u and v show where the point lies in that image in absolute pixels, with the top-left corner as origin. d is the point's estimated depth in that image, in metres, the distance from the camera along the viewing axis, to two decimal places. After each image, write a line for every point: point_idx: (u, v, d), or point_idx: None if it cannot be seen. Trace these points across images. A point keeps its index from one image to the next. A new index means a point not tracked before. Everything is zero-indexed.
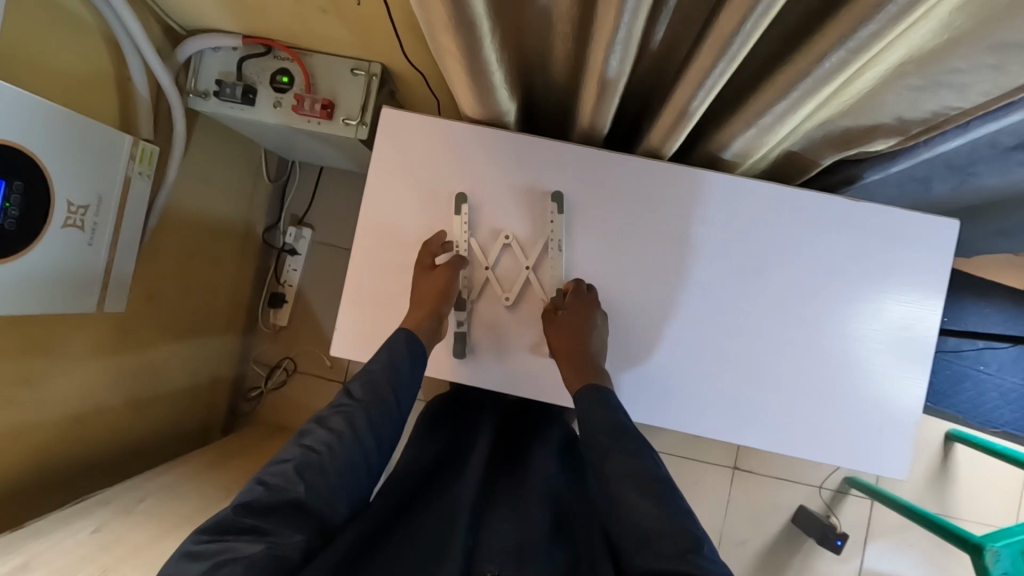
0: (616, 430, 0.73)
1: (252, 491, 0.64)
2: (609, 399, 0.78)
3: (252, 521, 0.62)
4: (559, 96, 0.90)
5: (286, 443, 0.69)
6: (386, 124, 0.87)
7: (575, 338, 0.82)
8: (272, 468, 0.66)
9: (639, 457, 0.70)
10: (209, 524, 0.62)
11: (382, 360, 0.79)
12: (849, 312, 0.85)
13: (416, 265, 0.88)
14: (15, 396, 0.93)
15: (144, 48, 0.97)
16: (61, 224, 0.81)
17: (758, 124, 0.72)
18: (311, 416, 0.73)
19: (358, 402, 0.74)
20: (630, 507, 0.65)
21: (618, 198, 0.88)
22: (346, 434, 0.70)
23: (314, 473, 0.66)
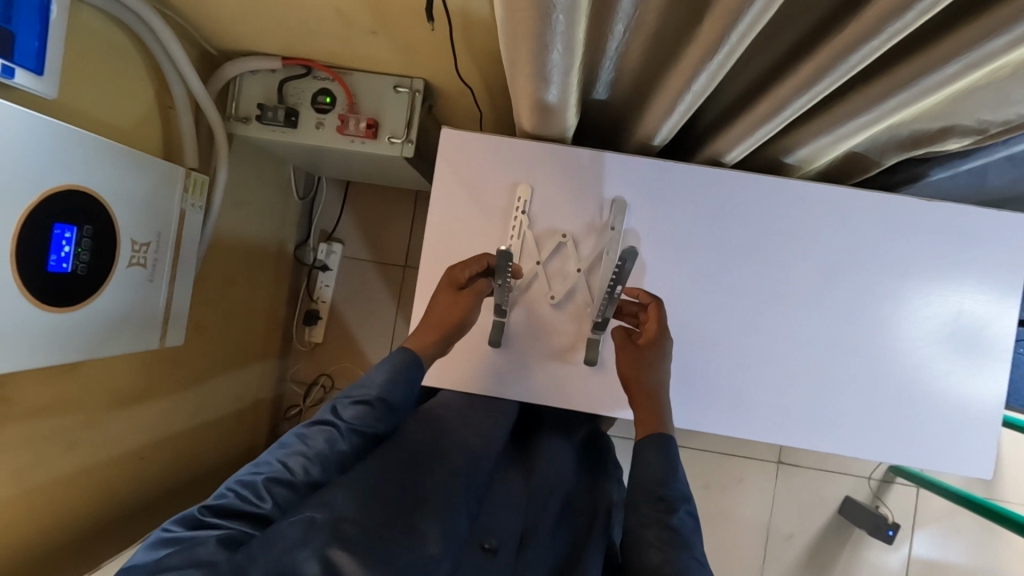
0: (670, 491, 0.73)
1: (222, 496, 0.63)
2: (676, 455, 0.77)
3: (215, 520, 0.62)
4: (617, 106, 0.89)
5: (265, 454, 0.69)
6: (447, 145, 0.86)
7: (641, 377, 0.81)
8: (248, 474, 0.66)
9: (686, 532, 0.69)
10: (181, 514, 0.61)
11: (377, 383, 0.76)
12: (913, 307, 0.86)
13: (447, 278, 0.83)
14: (75, 438, 0.93)
15: (186, 75, 0.95)
16: (127, 263, 0.81)
17: (833, 132, 0.70)
18: (293, 428, 0.72)
19: (344, 424, 0.73)
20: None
21: (681, 203, 0.86)
22: (325, 454, 0.69)
23: (284, 490, 0.66)
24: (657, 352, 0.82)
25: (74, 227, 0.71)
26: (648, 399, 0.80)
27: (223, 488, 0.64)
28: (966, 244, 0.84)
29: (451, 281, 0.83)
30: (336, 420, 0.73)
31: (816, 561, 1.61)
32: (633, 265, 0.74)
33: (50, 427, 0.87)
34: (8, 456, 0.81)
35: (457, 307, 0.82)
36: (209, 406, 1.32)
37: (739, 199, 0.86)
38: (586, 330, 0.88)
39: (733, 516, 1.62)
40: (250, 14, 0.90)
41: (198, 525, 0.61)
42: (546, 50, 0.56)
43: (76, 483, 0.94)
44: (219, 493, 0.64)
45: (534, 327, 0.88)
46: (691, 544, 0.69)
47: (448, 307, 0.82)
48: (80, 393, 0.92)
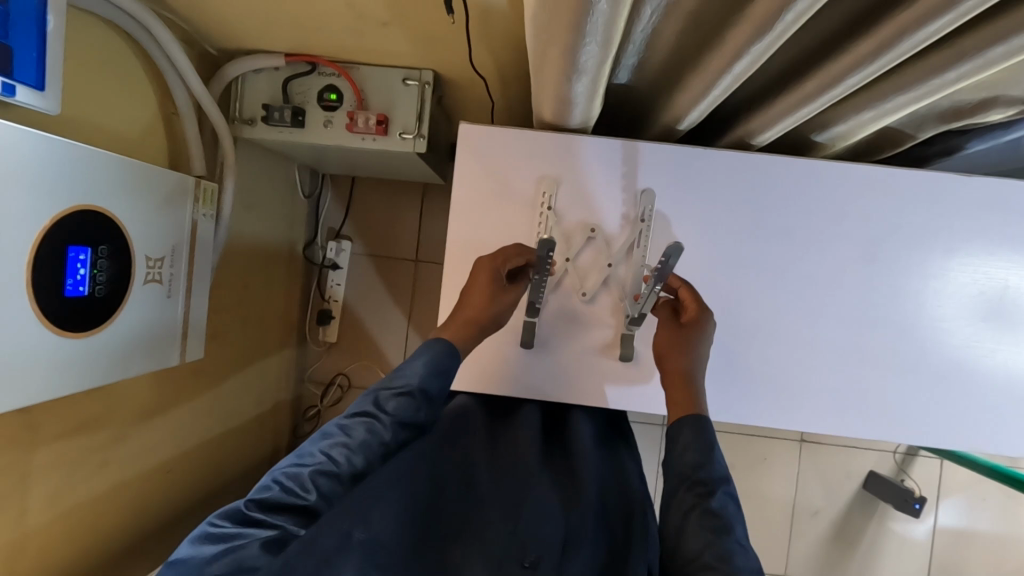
0: (709, 471, 0.69)
1: (267, 490, 0.61)
2: (717, 440, 0.72)
3: (258, 516, 0.59)
4: (641, 90, 0.85)
5: (307, 443, 0.66)
6: (466, 142, 0.82)
7: (676, 357, 0.79)
8: (290, 467, 0.63)
9: (728, 516, 0.65)
10: (224, 510, 0.59)
11: (416, 374, 0.73)
12: (952, 284, 0.85)
13: (487, 271, 0.80)
14: (104, 459, 0.91)
15: (189, 78, 0.92)
16: (143, 281, 0.78)
17: (878, 106, 0.67)
18: (334, 419, 0.69)
19: (386, 414, 0.69)
20: (699, 569, 0.61)
21: (712, 191, 0.84)
22: (368, 445, 0.66)
23: (329, 480, 0.62)
24: (696, 332, 0.80)
25: (88, 249, 0.68)
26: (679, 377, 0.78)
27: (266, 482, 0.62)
28: (1009, 220, 0.83)
29: (495, 270, 0.80)
30: (377, 408, 0.70)
31: (842, 535, 1.62)
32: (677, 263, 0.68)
33: (79, 451, 0.86)
34: (41, 482, 0.79)
35: (500, 305, 0.80)
36: (231, 413, 1.31)
37: (773, 184, 0.83)
38: (619, 327, 0.85)
39: (759, 496, 1.62)
40: (252, 9, 0.85)
41: (242, 520, 0.59)
42: (582, 40, 0.53)
43: (109, 501, 0.93)
44: (262, 486, 0.61)
45: (565, 326, 0.86)
46: (734, 528, 0.64)
47: (488, 300, 0.79)
48: (107, 412, 0.91)
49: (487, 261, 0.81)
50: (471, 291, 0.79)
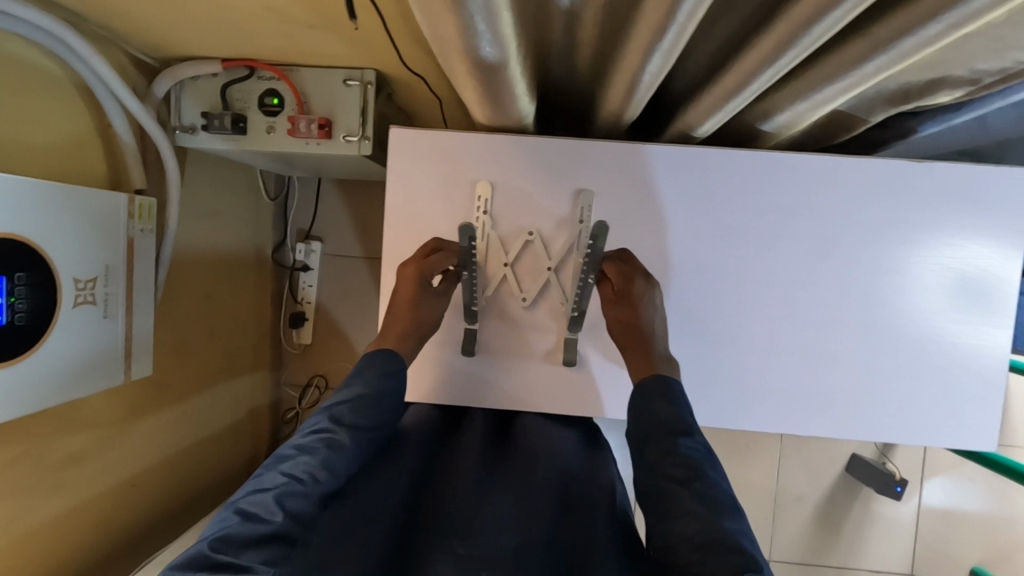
0: (672, 425, 0.69)
1: (228, 526, 0.60)
2: (677, 394, 0.72)
3: (224, 555, 0.57)
4: (579, 84, 0.82)
5: (263, 472, 0.66)
6: (395, 148, 0.80)
7: (626, 333, 0.79)
8: (250, 497, 0.63)
9: (698, 463, 0.65)
10: (180, 561, 0.57)
11: (367, 382, 0.75)
12: (916, 271, 0.82)
13: (410, 274, 0.80)
14: (60, 479, 0.91)
15: (119, 91, 0.90)
16: (71, 304, 0.77)
17: (808, 98, 0.64)
18: (288, 442, 0.69)
19: (343, 425, 0.71)
20: (681, 517, 0.61)
21: (652, 189, 0.81)
22: (331, 458, 0.68)
23: (295, 500, 0.63)
24: (630, 308, 0.79)
25: (3, 278, 0.67)
26: (634, 350, 0.78)
27: (225, 518, 0.61)
28: (967, 204, 0.80)
29: (420, 273, 0.80)
30: (334, 422, 0.71)
31: (826, 520, 1.61)
32: (603, 245, 0.80)
33: (30, 474, 0.85)
34: None
35: (434, 305, 0.82)
36: (204, 422, 1.31)
37: (717, 177, 0.81)
38: (561, 331, 0.84)
39: (742, 484, 1.61)
40: (173, 16, 0.82)
41: (206, 566, 0.56)
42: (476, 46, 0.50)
43: (70, 524, 0.93)
44: (221, 525, 0.60)
45: (506, 332, 0.85)
46: (705, 473, 0.64)
47: (417, 307, 0.81)
48: (58, 433, 0.90)
49: (412, 264, 0.81)
50: (397, 297, 0.80)
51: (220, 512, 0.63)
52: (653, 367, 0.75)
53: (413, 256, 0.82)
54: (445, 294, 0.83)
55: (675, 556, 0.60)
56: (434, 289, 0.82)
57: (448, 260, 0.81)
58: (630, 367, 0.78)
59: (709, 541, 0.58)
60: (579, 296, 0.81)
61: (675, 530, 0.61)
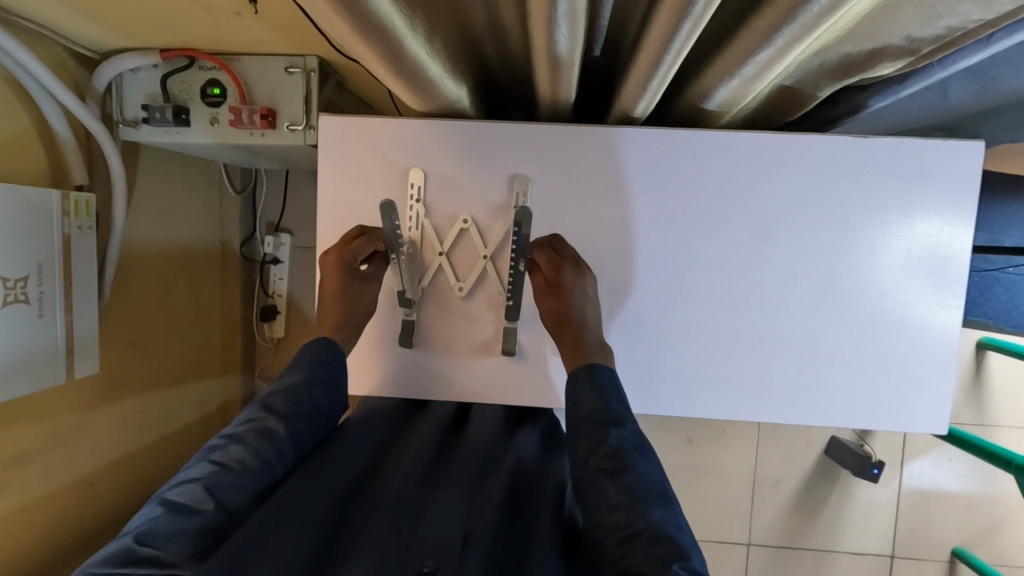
0: (602, 415, 0.71)
1: (152, 517, 0.58)
2: (609, 383, 0.74)
3: (147, 549, 0.55)
4: (515, 66, 0.80)
5: (190, 463, 0.64)
6: (325, 136, 0.78)
7: (555, 321, 0.78)
8: (177, 488, 0.61)
9: (627, 453, 0.68)
10: (98, 556, 0.54)
11: (301, 371, 0.74)
12: (863, 249, 0.80)
13: (333, 262, 0.78)
14: (7, 478, 0.90)
15: (53, 87, 0.88)
16: (1, 304, 0.75)
17: (738, 74, 0.63)
18: (217, 433, 0.67)
19: (276, 413, 0.70)
20: (607, 509, 0.65)
21: (589, 172, 0.79)
22: (263, 447, 0.66)
23: (225, 490, 0.61)
24: (558, 295, 0.77)
25: None
26: (565, 338, 0.78)
27: (149, 511, 0.58)
28: (911, 180, 0.78)
29: (342, 261, 0.78)
30: (266, 411, 0.70)
31: (805, 504, 1.60)
32: (529, 231, 0.79)
33: None
34: None
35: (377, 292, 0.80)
36: (168, 417, 1.30)
37: (657, 159, 0.79)
38: (501, 320, 0.83)
39: (718, 469, 1.60)
40: (98, 6, 0.80)
41: (127, 560, 0.54)
42: (366, 23, 0.48)
43: (20, 523, 0.93)
44: (144, 518, 0.58)
45: (445, 323, 0.83)
46: (633, 464, 0.67)
47: (345, 294, 0.79)
48: (7, 431, 0.90)
49: (333, 253, 0.78)
50: (324, 287, 0.79)
51: (143, 507, 0.60)
52: (584, 357, 0.76)
53: (336, 244, 0.79)
54: (374, 277, 0.81)
55: (603, 546, 0.64)
56: (360, 273, 0.80)
57: (370, 245, 0.79)
58: (564, 357, 0.78)
59: (633, 533, 0.62)
60: (512, 284, 0.80)
61: (602, 522, 0.65)
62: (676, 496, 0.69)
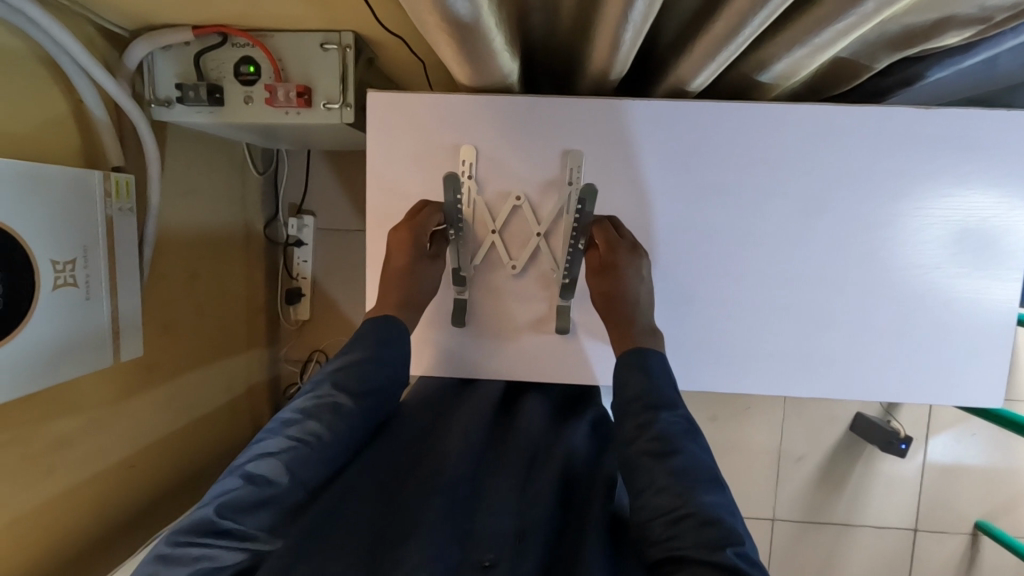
0: (650, 399, 0.70)
1: (232, 490, 0.59)
2: (654, 363, 0.73)
3: (229, 522, 0.57)
4: (562, 38, 0.78)
5: (265, 433, 0.65)
6: (373, 113, 0.77)
7: (609, 306, 0.78)
8: (256, 461, 0.61)
9: (674, 438, 0.66)
10: (184, 525, 0.57)
11: (368, 346, 0.73)
12: (918, 224, 0.79)
13: (403, 238, 0.77)
14: (52, 463, 0.90)
15: (87, 65, 0.86)
16: (51, 287, 0.75)
17: (808, 43, 0.61)
18: (290, 405, 0.67)
19: (346, 390, 0.70)
20: (655, 491, 0.63)
21: (644, 146, 0.78)
22: (335, 425, 0.67)
23: (300, 467, 0.62)
24: (613, 274, 0.76)
25: None
26: (619, 321, 0.77)
27: (229, 482, 0.60)
28: (971, 152, 0.77)
29: (412, 237, 0.77)
30: (336, 387, 0.69)
31: (829, 479, 1.61)
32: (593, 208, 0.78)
33: (25, 455, 0.85)
34: None
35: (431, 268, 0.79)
36: (200, 400, 1.30)
37: (708, 132, 0.78)
38: (554, 299, 0.82)
39: (742, 445, 1.61)
40: None
41: (211, 532, 0.56)
42: None
43: (67, 505, 0.94)
44: (224, 488, 0.59)
45: (497, 301, 0.83)
46: (682, 447, 0.66)
47: (410, 275, 0.78)
48: (50, 417, 0.90)
49: (403, 229, 0.77)
50: (390, 265, 0.78)
51: (223, 474, 0.61)
52: (632, 339, 0.76)
53: (403, 219, 0.79)
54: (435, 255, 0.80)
55: (648, 530, 0.62)
56: (427, 252, 0.79)
57: (437, 216, 0.78)
58: (612, 339, 0.78)
59: (682, 515, 0.60)
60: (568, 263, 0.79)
61: (647, 505, 0.63)
62: (727, 482, 0.66)
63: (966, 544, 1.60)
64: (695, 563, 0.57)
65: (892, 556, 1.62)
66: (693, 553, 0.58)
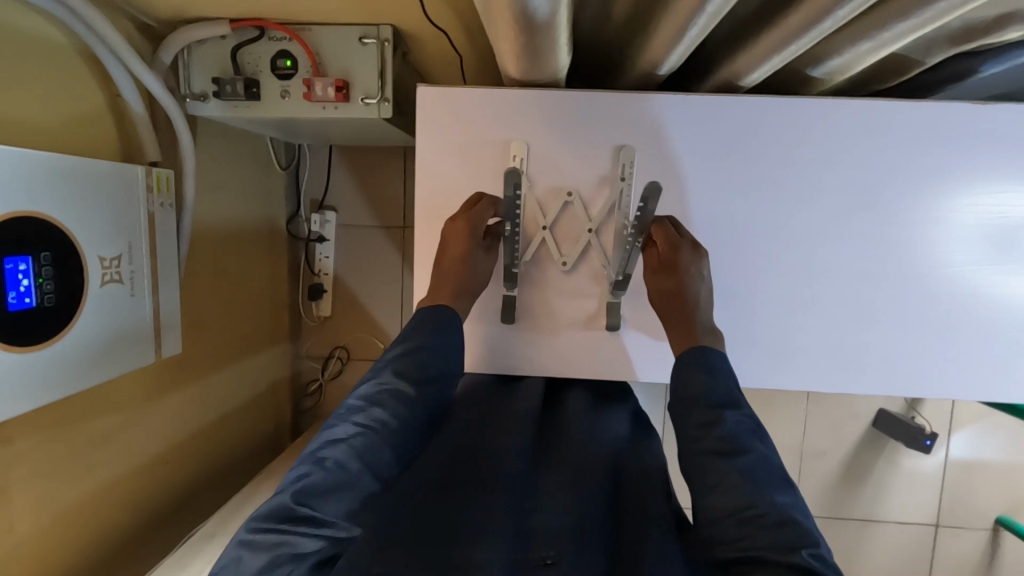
0: (715, 398, 0.70)
1: (307, 477, 0.61)
2: (719, 363, 0.73)
3: (308, 507, 0.59)
4: (611, 33, 0.77)
5: (333, 421, 0.68)
6: (423, 108, 0.76)
7: (669, 304, 0.77)
8: (327, 449, 0.64)
9: (744, 437, 0.67)
10: (264, 511, 0.59)
11: (423, 335, 0.75)
12: (965, 219, 0.80)
13: (461, 228, 0.76)
14: (93, 460, 0.90)
15: (126, 57, 0.84)
16: (99, 283, 0.74)
17: (876, 36, 0.61)
18: (354, 394, 0.70)
19: (407, 379, 0.72)
20: (726, 490, 0.64)
21: (696, 142, 0.78)
22: (398, 412, 0.69)
23: (370, 454, 0.65)
24: (674, 271, 0.76)
25: (28, 258, 0.65)
26: (677, 318, 0.77)
27: (303, 469, 0.62)
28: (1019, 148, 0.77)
29: (470, 228, 0.76)
30: (397, 376, 0.72)
31: (851, 475, 1.61)
32: (654, 206, 0.76)
33: (67, 453, 0.85)
34: (26, 492, 0.78)
35: (480, 264, 0.78)
36: (228, 397, 1.30)
37: (761, 128, 0.78)
38: (604, 295, 0.82)
39: None
40: None
41: (292, 517, 0.58)
42: None
43: (105, 504, 0.93)
44: (300, 476, 0.61)
45: (546, 297, 0.83)
46: (751, 447, 0.67)
47: (464, 270, 0.77)
48: (91, 415, 0.89)
49: (460, 219, 0.76)
50: (447, 253, 0.77)
51: (296, 461, 0.64)
52: (688, 337, 0.75)
53: (459, 210, 0.78)
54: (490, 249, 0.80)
55: (718, 530, 0.63)
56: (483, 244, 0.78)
57: (491, 211, 0.77)
58: (672, 338, 0.78)
59: (755, 514, 0.61)
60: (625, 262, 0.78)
61: (717, 503, 0.63)
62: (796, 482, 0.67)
63: (986, 539, 1.61)
64: (772, 564, 0.58)
65: (914, 551, 1.62)
66: (768, 553, 0.58)
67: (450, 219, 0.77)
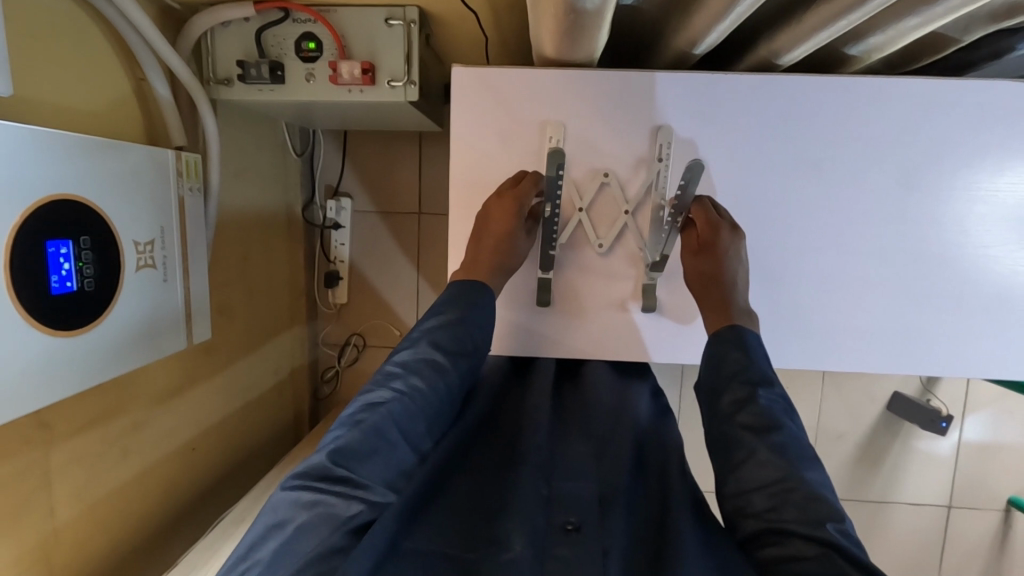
0: (749, 376, 0.71)
1: (344, 438, 0.62)
2: (755, 345, 0.73)
3: (345, 468, 0.60)
4: (646, 12, 0.76)
5: (370, 387, 0.68)
6: (459, 90, 0.76)
7: (708, 286, 0.77)
8: (363, 412, 0.65)
9: (775, 413, 0.67)
10: (302, 469, 0.60)
11: (458, 308, 0.75)
12: (1001, 197, 0.80)
13: (507, 203, 0.76)
14: (128, 445, 0.90)
15: (153, 41, 0.83)
16: (135, 268, 0.75)
17: (924, 12, 0.60)
18: (392, 362, 0.71)
19: (441, 350, 0.73)
20: (756, 465, 0.64)
21: (734, 121, 0.77)
22: (434, 381, 0.70)
23: (404, 421, 0.65)
24: (712, 255, 0.76)
25: (69, 241, 0.65)
26: (714, 300, 0.77)
27: (340, 431, 0.63)
28: None
29: (517, 204, 0.76)
30: (432, 347, 0.73)
31: (867, 457, 1.63)
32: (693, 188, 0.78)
33: (102, 439, 0.85)
34: (65, 478, 0.78)
35: (517, 246, 0.78)
36: (251, 384, 1.30)
37: (801, 107, 0.77)
38: (638, 278, 0.82)
39: None
40: None
41: (328, 476, 0.59)
42: None
43: (139, 489, 0.94)
44: (337, 437, 0.62)
45: (580, 279, 0.83)
46: (783, 424, 0.67)
47: (500, 252, 0.78)
48: (124, 402, 0.89)
49: (507, 195, 0.76)
50: (491, 228, 0.77)
51: (334, 424, 0.65)
52: (726, 318, 0.76)
53: (504, 187, 0.78)
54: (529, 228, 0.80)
55: (746, 502, 0.63)
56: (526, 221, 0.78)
57: (534, 189, 0.77)
58: (708, 319, 0.78)
59: (785, 488, 0.61)
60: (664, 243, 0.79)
61: (748, 476, 0.64)
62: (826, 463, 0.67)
63: (1000, 519, 1.63)
64: (796, 535, 0.58)
65: (928, 532, 1.64)
66: (791, 525, 0.58)
67: (494, 196, 0.78)
